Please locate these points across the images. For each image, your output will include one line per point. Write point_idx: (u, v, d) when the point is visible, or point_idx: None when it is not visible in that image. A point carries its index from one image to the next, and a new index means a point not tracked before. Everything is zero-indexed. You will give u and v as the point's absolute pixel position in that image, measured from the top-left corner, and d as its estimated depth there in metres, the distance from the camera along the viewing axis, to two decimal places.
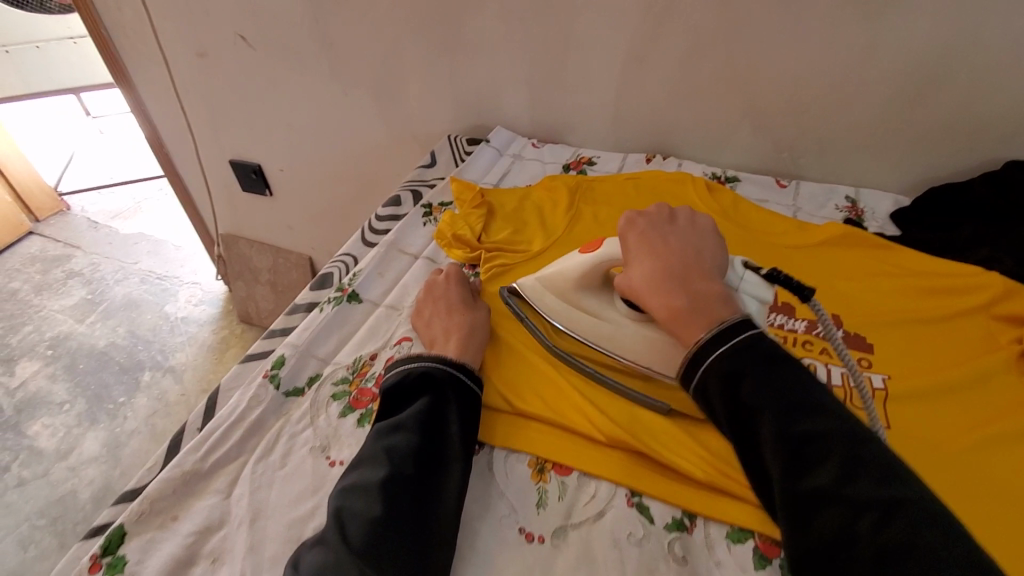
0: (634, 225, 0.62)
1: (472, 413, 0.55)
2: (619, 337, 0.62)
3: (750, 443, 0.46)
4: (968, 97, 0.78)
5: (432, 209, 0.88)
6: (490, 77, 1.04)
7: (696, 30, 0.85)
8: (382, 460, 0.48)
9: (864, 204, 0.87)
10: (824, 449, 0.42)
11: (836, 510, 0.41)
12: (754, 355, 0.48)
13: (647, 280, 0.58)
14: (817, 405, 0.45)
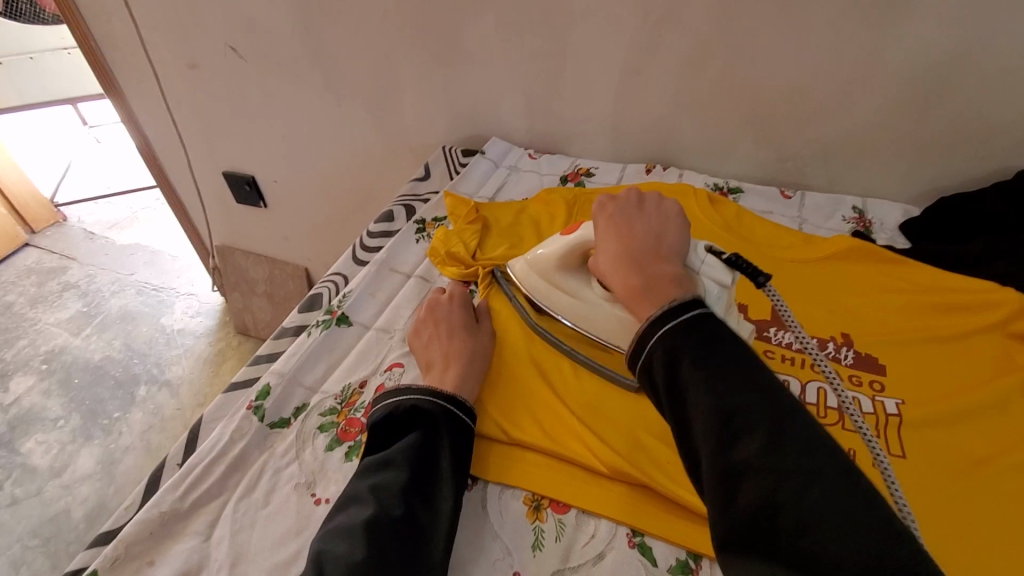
0: (605, 211, 0.62)
1: (462, 451, 0.52)
2: (594, 317, 0.64)
3: (682, 417, 0.43)
4: (984, 101, 0.75)
5: (425, 225, 0.86)
6: (482, 85, 1.02)
7: (698, 40, 0.82)
8: (370, 497, 0.46)
9: (872, 215, 0.84)
10: (755, 418, 0.39)
11: (761, 485, 0.37)
12: (694, 330, 0.45)
13: (611, 263, 0.58)
14: (750, 375, 0.41)
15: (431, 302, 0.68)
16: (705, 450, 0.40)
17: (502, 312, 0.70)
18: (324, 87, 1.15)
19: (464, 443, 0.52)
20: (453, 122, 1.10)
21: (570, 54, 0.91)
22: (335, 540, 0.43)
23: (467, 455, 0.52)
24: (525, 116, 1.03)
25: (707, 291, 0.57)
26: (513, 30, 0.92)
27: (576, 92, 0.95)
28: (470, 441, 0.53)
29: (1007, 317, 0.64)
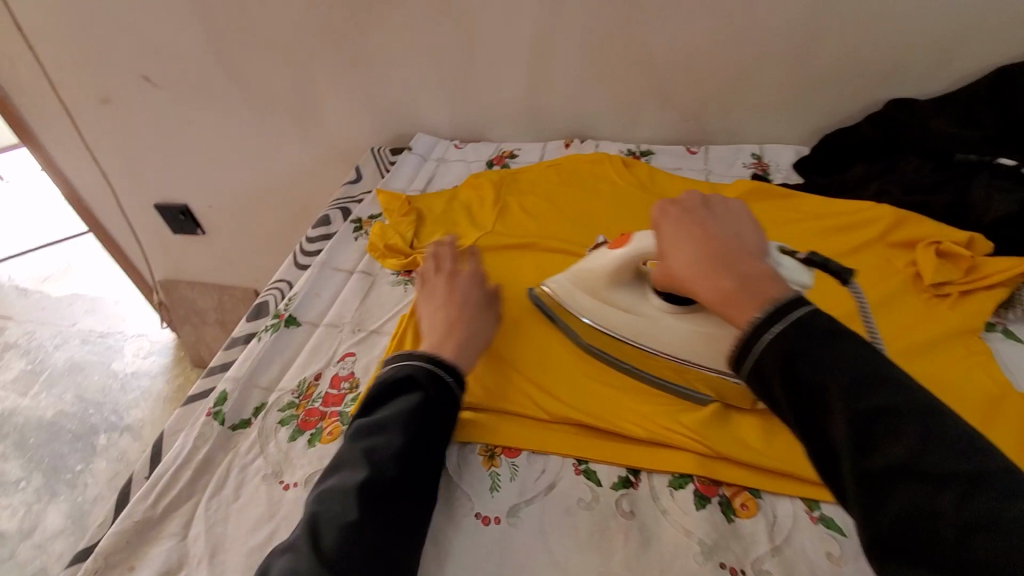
0: (671, 217, 0.56)
1: (446, 417, 0.54)
2: (656, 330, 0.61)
3: (811, 421, 0.41)
4: (845, 44, 0.83)
5: (362, 223, 0.89)
6: (398, 85, 1.05)
7: (590, 17, 0.88)
8: (363, 463, 0.48)
9: (768, 158, 0.93)
10: (898, 420, 0.37)
11: (917, 489, 0.35)
12: (810, 330, 0.42)
13: (689, 266, 0.52)
14: (881, 373, 0.39)
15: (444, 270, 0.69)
16: (845, 455, 0.38)
17: None
18: (246, 106, 1.16)
19: (450, 408, 0.54)
20: (377, 123, 1.13)
21: (476, 44, 0.96)
22: (326, 506, 0.46)
23: (451, 418, 0.54)
24: (445, 108, 1.07)
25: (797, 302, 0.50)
26: (418, 27, 0.96)
27: (489, 80, 1.00)
28: (456, 406, 0.55)
29: (885, 228, 0.71)
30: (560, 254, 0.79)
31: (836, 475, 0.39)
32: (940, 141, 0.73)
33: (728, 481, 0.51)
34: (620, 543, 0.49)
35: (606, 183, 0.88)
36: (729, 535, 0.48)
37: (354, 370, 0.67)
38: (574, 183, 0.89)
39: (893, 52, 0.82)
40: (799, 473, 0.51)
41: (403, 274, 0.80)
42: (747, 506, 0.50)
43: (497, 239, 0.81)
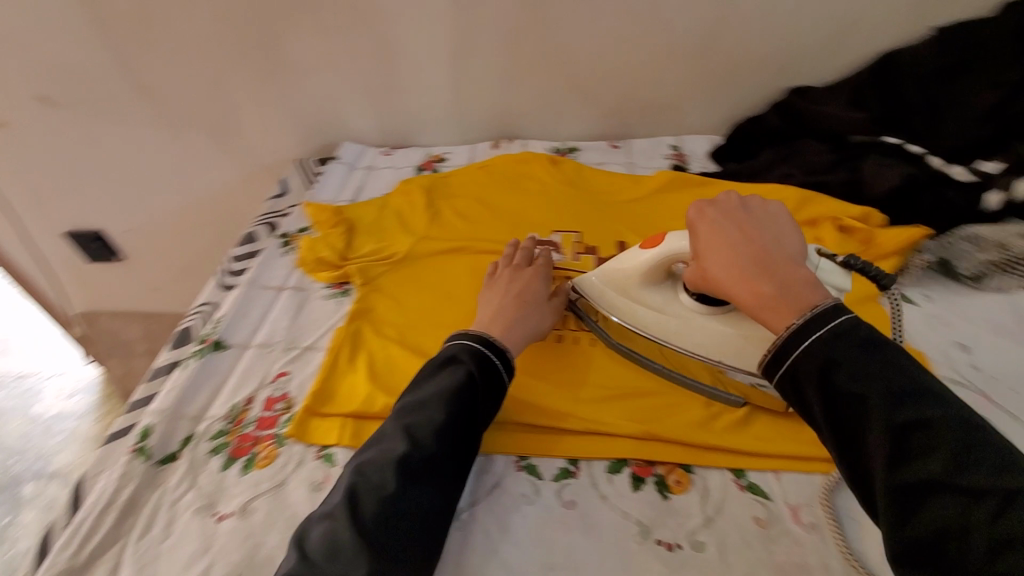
0: (707, 217, 0.53)
1: (490, 399, 0.53)
2: (688, 332, 0.58)
3: (845, 430, 0.41)
4: (746, 38, 0.88)
5: (289, 237, 0.87)
6: (319, 94, 1.03)
7: (506, 18, 0.89)
8: (405, 438, 0.48)
9: (686, 149, 0.97)
10: (937, 435, 0.38)
11: (946, 503, 0.37)
12: (853, 341, 0.42)
13: (727, 269, 0.50)
14: (921, 386, 0.40)
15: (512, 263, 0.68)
16: (878, 466, 0.40)
17: (381, 302, 0.73)
18: (157, 123, 1.10)
19: (495, 391, 0.54)
20: (301, 134, 1.10)
21: (396, 49, 0.95)
22: (366, 477, 0.46)
23: (494, 401, 0.54)
24: (370, 115, 1.05)
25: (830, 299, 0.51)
26: (334, 33, 0.94)
27: (412, 85, 1.00)
28: (501, 390, 0.55)
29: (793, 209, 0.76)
30: (495, 255, 0.79)
31: (866, 482, 0.41)
32: (842, 122, 0.78)
33: (662, 460, 0.54)
34: (563, 533, 0.50)
35: (535, 181, 0.89)
36: (665, 511, 0.50)
37: (288, 390, 0.65)
38: (505, 183, 0.90)
39: (788, 43, 0.88)
40: (724, 446, 0.54)
41: (335, 286, 0.78)
42: (681, 482, 0.53)
43: (431, 244, 0.81)
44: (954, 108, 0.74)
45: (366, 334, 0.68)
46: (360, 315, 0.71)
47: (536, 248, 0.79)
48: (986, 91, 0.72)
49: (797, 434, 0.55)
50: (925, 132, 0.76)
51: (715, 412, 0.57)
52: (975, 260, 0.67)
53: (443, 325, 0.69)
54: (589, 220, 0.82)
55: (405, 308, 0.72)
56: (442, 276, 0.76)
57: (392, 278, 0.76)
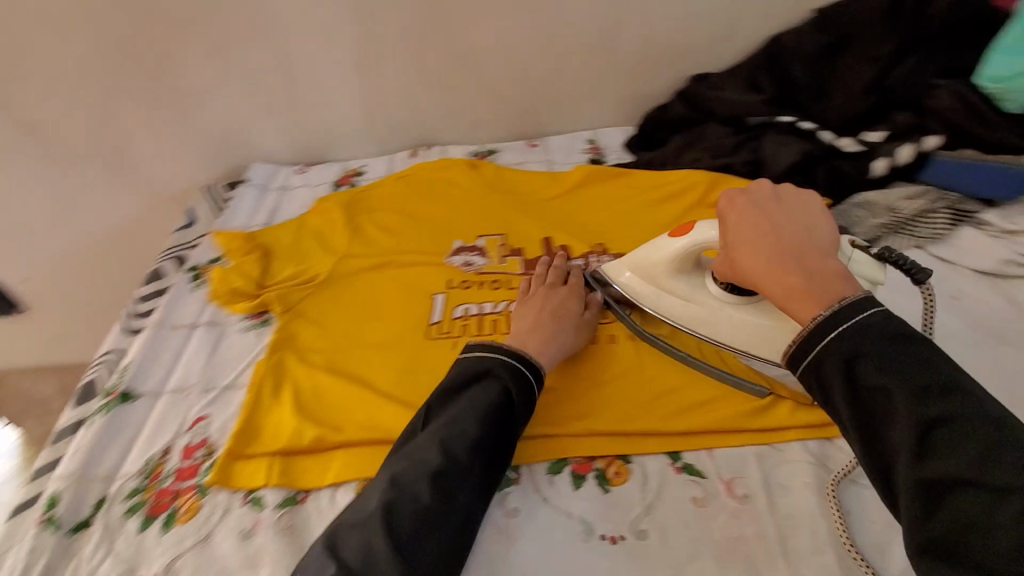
0: (737, 206, 0.51)
1: (522, 416, 0.53)
2: (715, 321, 0.58)
3: (870, 424, 0.39)
4: (644, 30, 0.91)
5: (200, 269, 0.81)
6: (219, 116, 0.97)
7: (408, 25, 0.88)
8: (441, 451, 0.48)
9: (602, 142, 0.99)
10: (966, 431, 0.36)
11: (971, 500, 0.34)
12: (883, 333, 0.40)
13: (757, 261, 0.47)
14: (952, 382, 0.38)
15: (547, 280, 0.67)
16: (900, 458, 0.37)
17: (306, 329, 0.69)
18: (39, 161, 1.01)
19: (530, 408, 0.54)
20: (205, 160, 1.03)
21: (296, 64, 0.92)
22: (401, 488, 0.46)
23: (528, 417, 0.54)
24: (278, 134, 1.01)
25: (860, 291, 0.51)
26: (227, 52, 0.90)
27: (319, 99, 0.96)
28: (534, 407, 0.54)
29: (704, 192, 0.79)
30: (421, 266, 0.76)
31: (889, 477, 0.38)
32: (741, 106, 0.83)
33: (601, 454, 0.54)
34: (509, 542, 0.49)
35: (456, 188, 0.88)
36: (606, 505, 0.51)
37: (208, 436, 0.61)
38: (426, 192, 0.87)
39: (684, 34, 0.92)
40: (658, 431, 0.55)
41: (253, 316, 0.73)
42: (620, 473, 0.53)
43: (355, 262, 0.77)
44: (837, 83, 0.79)
45: (291, 364, 0.65)
46: (282, 345, 0.67)
47: (461, 254, 0.78)
48: (864, 63, 0.77)
49: (725, 409, 0.56)
50: (814, 107, 0.80)
51: (648, 398, 0.58)
52: (870, 223, 0.71)
53: (371, 345, 0.67)
54: (513, 221, 0.82)
55: (331, 331, 0.69)
56: (368, 294, 0.73)
57: (317, 302, 0.72)
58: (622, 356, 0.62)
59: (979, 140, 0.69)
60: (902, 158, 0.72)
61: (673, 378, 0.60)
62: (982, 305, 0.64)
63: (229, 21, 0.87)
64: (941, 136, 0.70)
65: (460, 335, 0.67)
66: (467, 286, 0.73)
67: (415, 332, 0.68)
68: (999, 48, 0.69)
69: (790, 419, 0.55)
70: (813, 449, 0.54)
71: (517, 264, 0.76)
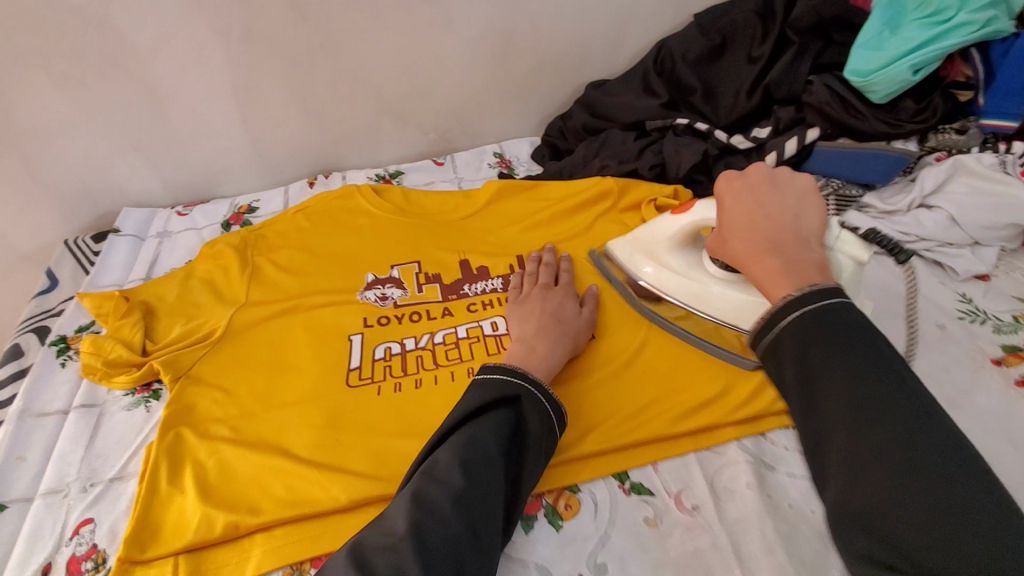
0: (734, 188, 0.53)
1: (542, 456, 0.50)
2: (705, 295, 0.60)
3: (807, 398, 0.39)
4: (538, 42, 0.91)
5: (67, 341, 0.69)
6: (70, 160, 0.84)
7: (291, 46, 0.81)
8: (466, 475, 0.45)
9: (509, 154, 0.98)
10: (892, 417, 0.36)
11: (884, 479, 0.34)
12: (834, 319, 0.40)
13: (744, 243, 0.49)
14: (892, 374, 0.37)
15: (538, 282, 0.68)
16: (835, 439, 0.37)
17: (205, 397, 0.61)
18: None
19: (551, 448, 0.51)
20: (58, 212, 0.88)
21: (164, 94, 0.81)
22: (430, 512, 0.42)
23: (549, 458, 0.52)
24: (152, 173, 0.89)
25: (840, 269, 0.53)
26: (76, 86, 0.77)
27: (195, 133, 0.86)
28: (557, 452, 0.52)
29: (616, 198, 0.80)
30: (331, 307, 0.70)
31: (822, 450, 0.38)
32: (639, 112, 0.84)
33: (547, 488, 0.53)
34: None
35: (362, 217, 0.82)
36: (560, 545, 0.49)
37: (96, 542, 0.52)
38: (328, 224, 0.81)
39: (576, 43, 0.92)
40: (600, 451, 0.55)
41: (140, 390, 0.64)
42: (570, 506, 0.52)
43: (257, 310, 0.70)
44: (722, 82, 0.83)
45: (190, 441, 0.57)
46: (177, 421, 0.59)
47: (374, 288, 0.73)
48: (744, 63, 0.82)
49: (663, 418, 0.57)
50: (706, 108, 0.83)
51: (587, 417, 0.57)
52: None
53: (284, 405, 0.60)
54: (428, 247, 0.78)
55: (236, 396, 0.61)
56: (275, 346, 0.66)
57: (215, 363, 0.64)
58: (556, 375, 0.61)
59: (855, 130, 0.74)
60: (789, 151, 0.76)
61: (609, 393, 0.59)
62: (874, 283, 0.70)
63: (74, 50, 0.75)
64: (818, 128, 0.76)
65: (383, 378, 0.62)
66: (385, 323, 0.68)
67: (331, 382, 0.61)
68: (859, 43, 0.75)
69: (723, 420, 0.57)
70: (749, 448, 0.56)
71: (436, 291, 0.73)
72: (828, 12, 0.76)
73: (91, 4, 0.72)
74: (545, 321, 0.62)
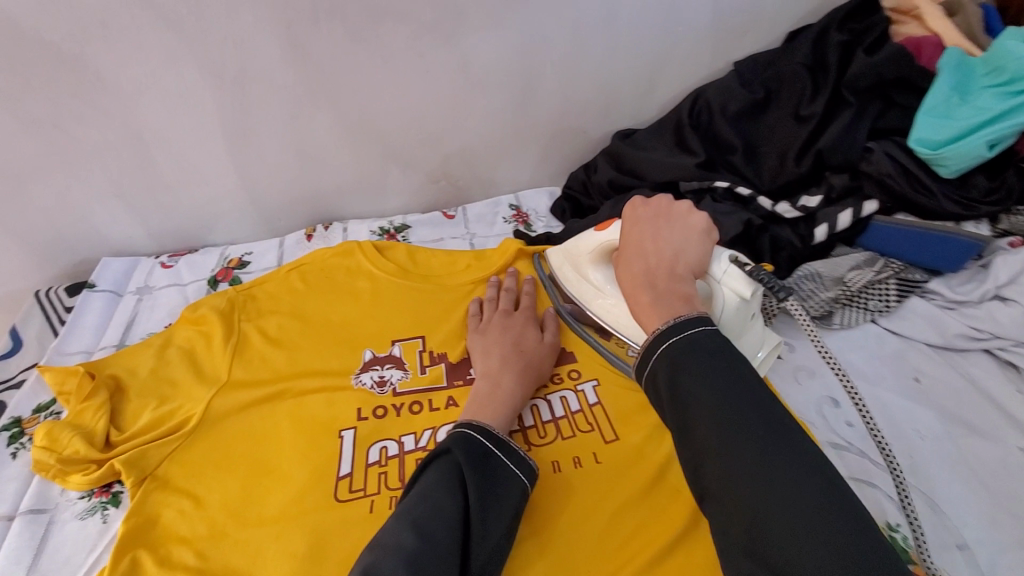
0: (634, 217, 0.56)
1: (494, 500, 0.46)
2: (618, 313, 0.61)
3: (682, 426, 0.38)
4: (562, 88, 0.83)
5: (21, 425, 0.61)
6: (44, 206, 0.77)
7: (289, 91, 0.74)
8: (420, 536, 0.42)
9: (526, 207, 0.90)
10: (754, 435, 0.36)
11: (750, 497, 0.34)
12: (700, 348, 0.40)
13: (629, 272, 0.51)
14: (749, 390, 0.38)
15: (498, 307, 0.68)
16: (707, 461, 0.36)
17: (171, 510, 0.53)
18: None
19: (505, 490, 0.46)
20: (31, 259, 0.81)
21: (148, 139, 0.74)
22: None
23: (513, 502, 0.47)
24: (135, 219, 0.82)
25: (721, 302, 0.53)
26: (49, 129, 0.70)
27: (182, 178, 0.79)
28: (520, 497, 0.47)
29: None
30: (323, 393, 0.62)
31: (699, 477, 0.37)
32: (672, 170, 0.76)
33: None
34: None
35: (362, 278, 0.74)
36: None
37: None
38: (326, 287, 0.73)
39: (604, 89, 0.84)
40: None
41: (97, 492, 0.56)
42: None
43: (238, 393, 0.61)
44: (765, 140, 0.75)
45: (148, 570, 0.49)
46: (136, 541, 0.51)
47: (371, 370, 0.64)
48: (792, 120, 0.73)
49: (702, 559, 0.49)
50: (748, 169, 0.74)
51: (615, 554, 0.50)
52: (819, 296, 0.66)
53: (262, 520, 0.52)
54: (434, 319, 0.70)
55: (207, 507, 0.53)
56: (257, 439, 0.58)
57: (187, 461, 0.56)
58: (581, 488, 0.54)
59: (911, 205, 0.67)
60: (842, 225, 0.68)
61: (640, 526, 0.51)
62: (943, 391, 0.61)
63: (48, 91, 0.67)
64: (877, 201, 0.68)
65: (377, 492, 0.53)
66: (381, 415, 0.60)
67: (318, 494, 0.53)
68: (925, 109, 0.67)
69: None
70: None
71: (441, 375, 0.64)
72: (890, 72, 0.69)
73: (66, 41, 0.64)
74: (513, 349, 0.61)
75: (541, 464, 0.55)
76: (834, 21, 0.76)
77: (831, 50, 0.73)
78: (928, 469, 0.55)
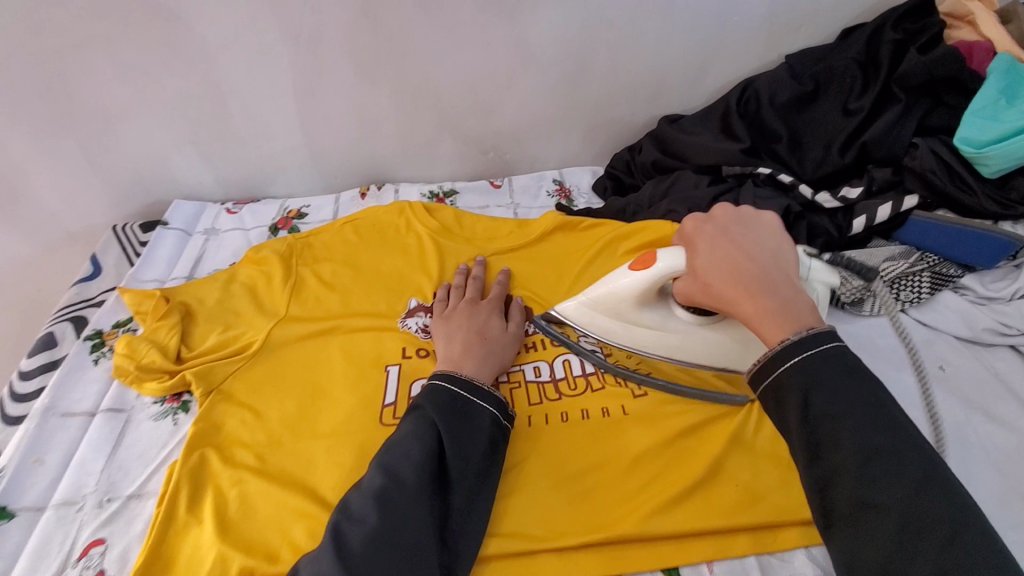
0: (707, 233, 0.49)
1: (465, 437, 0.50)
2: (685, 347, 0.60)
3: (814, 444, 0.37)
4: (614, 70, 0.86)
5: (102, 337, 0.68)
6: (126, 148, 0.83)
7: (357, 55, 0.79)
8: (385, 474, 0.46)
9: (569, 183, 0.94)
10: (894, 461, 0.35)
11: (888, 523, 0.34)
12: (838, 366, 0.39)
13: (736, 289, 0.45)
14: (887, 415, 0.37)
15: (465, 296, 0.68)
16: (842, 488, 0.36)
17: (235, 419, 0.58)
18: None
19: (476, 423, 0.51)
20: (111, 196, 0.88)
21: (226, 91, 0.80)
22: (392, 497, 0.45)
23: (480, 434, 0.51)
24: (206, 167, 0.88)
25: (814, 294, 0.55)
26: (141, 75, 0.76)
27: (252, 132, 0.85)
28: (491, 424, 0.52)
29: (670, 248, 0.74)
30: (372, 333, 0.67)
31: (830, 500, 0.37)
32: (715, 155, 0.78)
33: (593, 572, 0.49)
34: None
35: (411, 236, 0.78)
36: None
37: (104, 568, 0.49)
38: (377, 241, 0.78)
39: (654, 74, 0.87)
40: (652, 536, 0.51)
41: (169, 399, 0.62)
42: None
43: (295, 328, 0.67)
44: (809, 132, 0.77)
45: (214, 465, 0.55)
46: (203, 441, 0.56)
47: (416, 316, 0.69)
48: (839, 114, 0.75)
49: (723, 504, 0.52)
50: (791, 159, 0.76)
51: (636, 494, 0.53)
52: None
53: (313, 435, 0.57)
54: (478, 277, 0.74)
55: (266, 419, 0.58)
56: (312, 366, 0.63)
57: (247, 380, 0.61)
58: (606, 436, 0.57)
59: (953, 202, 0.69)
60: (880, 217, 0.69)
61: (665, 472, 0.54)
62: (967, 379, 0.62)
63: (140, 39, 0.73)
64: (917, 195, 0.69)
65: None
66: (424, 356, 0.65)
67: (366, 416, 0.58)
68: (970, 111, 0.69)
69: (793, 517, 0.51)
70: (818, 558, 0.51)
71: None
72: (941, 72, 0.70)
73: None
74: (474, 336, 0.62)
75: (570, 411, 0.59)
76: (890, 20, 0.77)
77: (883, 49, 0.75)
78: (945, 447, 0.56)
